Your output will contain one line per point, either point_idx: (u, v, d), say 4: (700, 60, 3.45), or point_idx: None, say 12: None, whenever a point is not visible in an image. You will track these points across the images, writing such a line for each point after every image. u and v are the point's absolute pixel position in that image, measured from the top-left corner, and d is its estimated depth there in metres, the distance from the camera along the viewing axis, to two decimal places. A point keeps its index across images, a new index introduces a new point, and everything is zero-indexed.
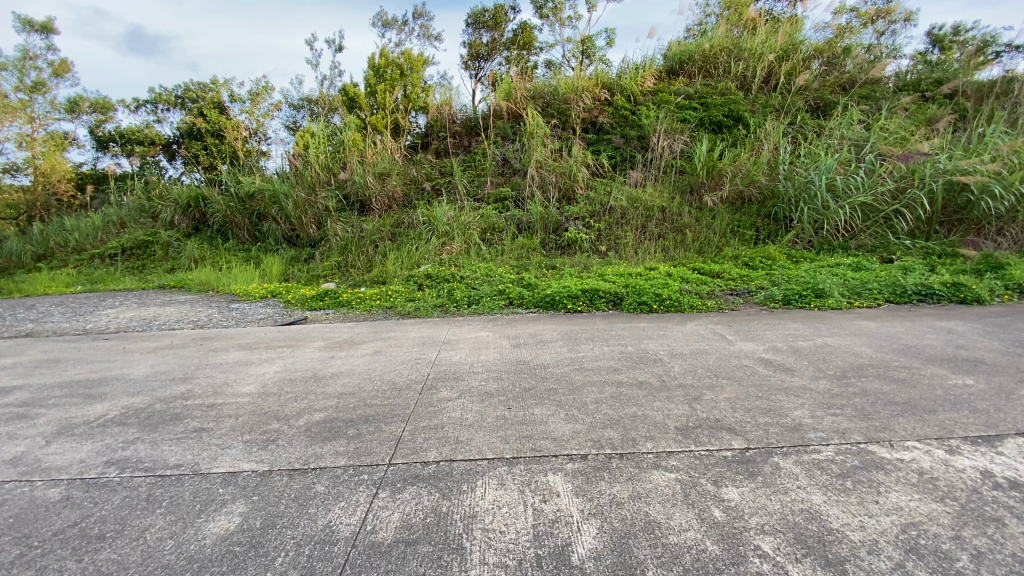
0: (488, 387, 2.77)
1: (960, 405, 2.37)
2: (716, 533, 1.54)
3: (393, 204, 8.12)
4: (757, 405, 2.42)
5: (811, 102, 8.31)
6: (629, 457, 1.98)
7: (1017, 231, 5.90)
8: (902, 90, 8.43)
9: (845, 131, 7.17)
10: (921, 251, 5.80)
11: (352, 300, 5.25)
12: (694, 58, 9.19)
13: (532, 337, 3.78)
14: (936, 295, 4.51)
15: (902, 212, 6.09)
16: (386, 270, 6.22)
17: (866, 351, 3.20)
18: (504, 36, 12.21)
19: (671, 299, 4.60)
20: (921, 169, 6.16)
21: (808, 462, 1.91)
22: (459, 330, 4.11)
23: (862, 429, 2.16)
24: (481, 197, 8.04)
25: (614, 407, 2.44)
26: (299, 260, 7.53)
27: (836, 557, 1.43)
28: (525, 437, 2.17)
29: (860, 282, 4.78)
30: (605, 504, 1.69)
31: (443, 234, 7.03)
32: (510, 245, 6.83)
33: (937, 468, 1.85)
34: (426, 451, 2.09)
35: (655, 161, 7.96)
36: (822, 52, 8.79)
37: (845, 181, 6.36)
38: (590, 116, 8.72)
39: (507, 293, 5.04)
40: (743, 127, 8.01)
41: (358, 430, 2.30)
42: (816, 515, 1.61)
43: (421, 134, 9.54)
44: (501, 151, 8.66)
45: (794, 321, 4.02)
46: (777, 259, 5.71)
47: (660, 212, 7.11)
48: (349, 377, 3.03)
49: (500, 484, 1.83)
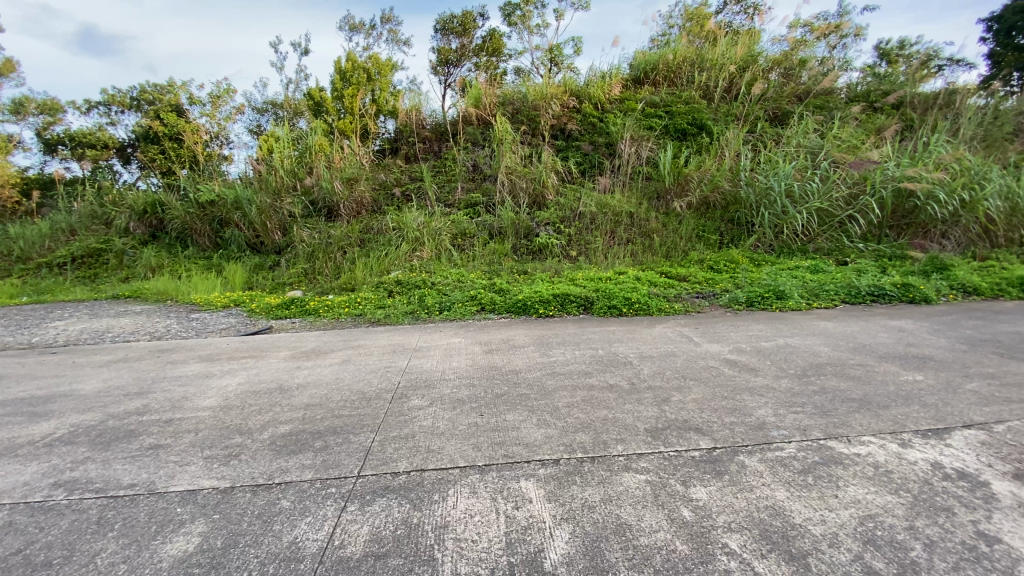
0: (459, 394, 2.74)
1: (911, 400, 2.48)
2: (685, 532, 1.56)
3: (362, 209, 7.98)
4: (723, 405, 2.48)
5: (770, 112, 8.63)
6: (600, 460, 2.00)
7: (960, 235, 6.23)
8: (852, 101, 8.87)
9: (801, 139, 7.46)
10: (873, 253, 6.10)
11: (320, 308, 5.12)
12: (658, 67, 9.47)
13: (504, 342, 3.78)
14: (887, 296, 4.75)
15: (855, 217, 6.38)
16: (354, 277, 6.09)
17: (824, 349, 3.33)
18: (473, 43, 12.28)
19: (639, 303, 4.69)
20: (871, 176, 6.49)
21: (772, 459, 1.97)
22: (431, 337, 4.05)
23: (821, 425, 2.24)
24: (452, 203, 8.00)
25: (586, 411, 2.46)
26: (263, 268, 7.26)
27: (799, 551, 1.47)
28: (497, 444, 2.16)
29: (818, 284, 4.98)
30: (576, 509, 1.69)
31: (413, 240, 6.96)
32: (481, 250, 6.83)
33: (891, 461, 1.93)
34: (396, 461, 2.05)
35: (622, 167, 8.08)
36: (779, 63, 9.14)
37: (802, 187, 6.63)
38: (558, 123, 8.81)
39: (479, 298, 5.03)
40: (706, 135, 8.26)
41: (325, 443, 2.24)
42: (779, 510, 1.65)
43: (389, 139, 9.53)
44: (471, 157, 8.66)
45: (757, 322, 4.15)
46: (740, 262, 5.89)
47: (628, 217, 7.23)
48: (316, 388, 2.94)
49: (473, 493, 1.81)
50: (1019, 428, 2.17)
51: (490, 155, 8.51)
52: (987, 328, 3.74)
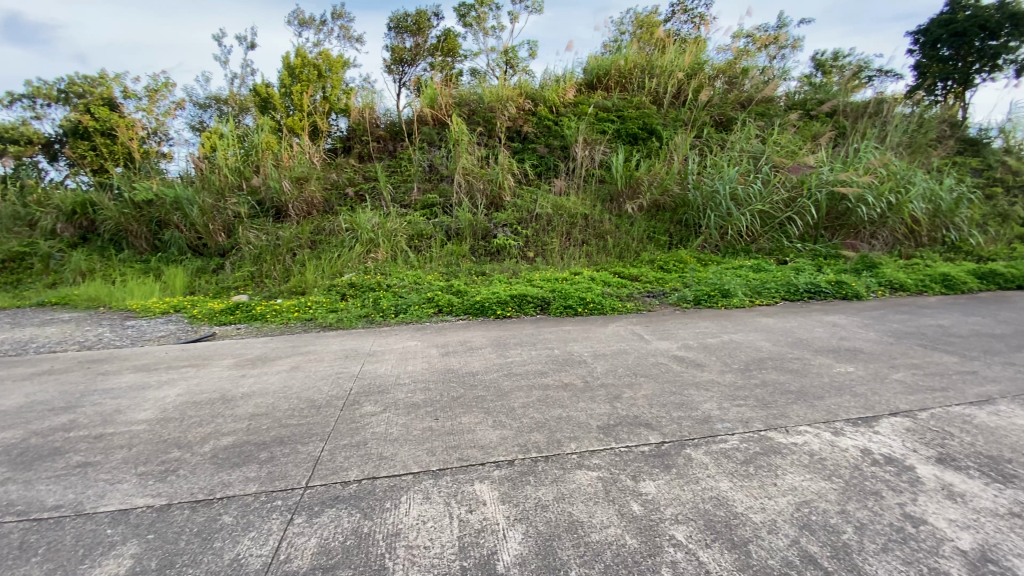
0: (414, 398, 2.70)
1: (844, 391, 2.65)
2: (635, 526, 1.60)
3: (312, 209, 7.73)
4: (672, 400, 2.56)
5: (715, 118, 9.00)
6: (554, 459, 2.01)
7: (887, 235, 6.70)
8: (790, 109, 9.38)
9: (744, 145, 7.83)
10: (809, 253, 6.48)
11: (267, 313, 4.91)
12: (610, 72, 9.69)
13: (461, 344, 3.76)
14: (823, 293, 5.06)
15: (794, 219, 6.74)
16: (305, 280, 5.89)
17: (765, 345, 3.51)
18: (428, 42, 12.16)
19: (594, 302, 4.78)
20: (808, 179, 6.86)
21: (716, 451, 2.05)
22: (386, 341, 3.97)
23: (762, 417, 2.35)
24: (408, 203, 7.87)
25: (541, 410, 2.48)
26: (207, 271, 6.89)
27: (740, 539, 1.54)
28: (451, 448, 2.14)
29: (760, 282, 5.23)
30: (530, 508, 1.70)
31: (367, 241, 6.80)
32: (438, 251, 6.76)
33: (824, 449, 2.06)
34: (347, 470, 1.99)
35: (577, 170, 8.20)
36: (724, 72, 9.54)
37: (745, 190, 6.93)
38: (514, 125, 8.84)
39: (436, 300, 4.97)
40: (656, 139, 8.52)
41: (271, 453, 2.15)
42: (723, 500, 1.72)
43: (341, 138, 9.31)
44: (427, 157, 8.55)
45: (704, 319, 4.32)
46: (688, 262, 6.12)
47: (583, 218, 7.35)
48: (262, 397, 2.82)
49: (426, 498, 1.78)
50: (937, 414, 2.36)
51: (446, 155, 8.43)
52: (909, 322, 4.05)
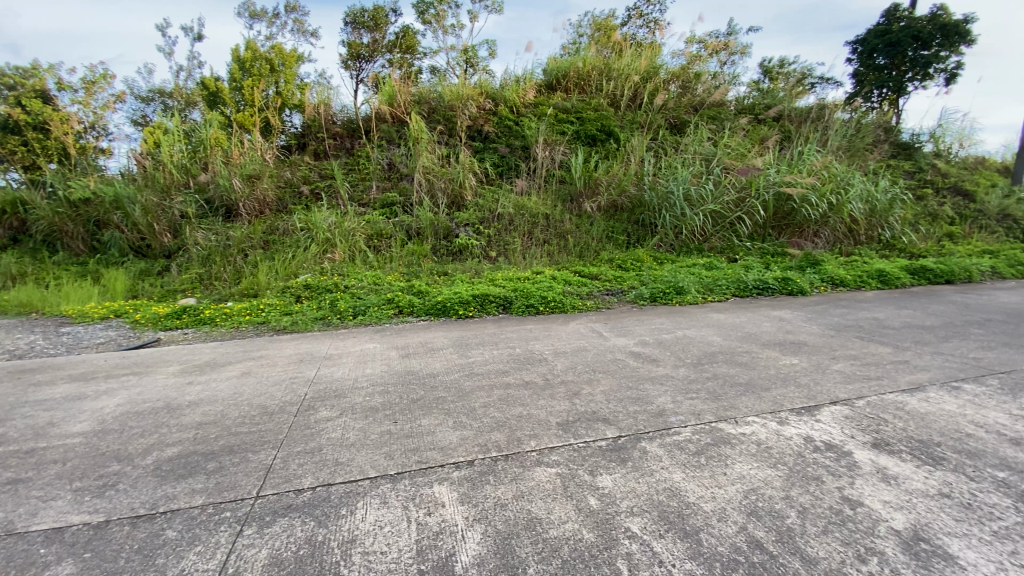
0: (372, 402, 2.65)
1: (789, 382, 2.79)
2: (591, 521, 1.63)
3: (265, 208, 7.45)
4: (628, 395, 2.63)
5: (670, 121, 9.28)
6: (513, 457, 2.03)
7: (829, 234, 7.09)
8: (740, 113, 9.78)
9: (697, 147, 8.10)
10: (758, 251, 6.78)
11: (217, 316, 4.70)
12: (569, 74, 9.81)
13: (421, 345, 3.72)
14: (770, 289, 5.30)
15: (743, 218, 7.03)
16: (257, 282, 5.68)
17: (717, 339, 3.64)
18: (386, 39, 11.95)
19: (555, 301, 4.84)
20: (756, 181, 7.15)
21: (670, 443, 2.11)
22: (343, 344, 3.87)
23: (713, 409, 2.44)
24: (366, 202, 7.71)
25: (501, 409, 2.49)
26: (151, 274, 6.53)
27: (692, 528, 1.59)
28: (410, 451, 2.11)
29: (712, 279, 5.43)
30: (488, 508, 1.70)
31: (323, 241, 6.62)
32: (398, 251, 6.65)
33: (770, 438, 2.16)
34: (301, 477, 1.94)
35: (538, 170, 8.26)
36: (678, 76, 9.82)
37: (698, 191, 7.16)
38: (475, 125, 8.82)
39: (396, 301, 4.88)
40: (614, 141, 8.71)
41: (220, 463, 2.06)
42: (676, 491, 1.78)
43: (296, 134, 9.03)
44: (386, 155, 8.40)
45: (660, 316, 4.45)
46: (645, 261, 6.28)
47: (545, 218, 7.41)
48: (211, 404, 2.69)
49: (383, 503, 1.75)
50: (873, 402, 2.52)
51: (406, 154, 8.31)
52: (848, 315, 4.31)
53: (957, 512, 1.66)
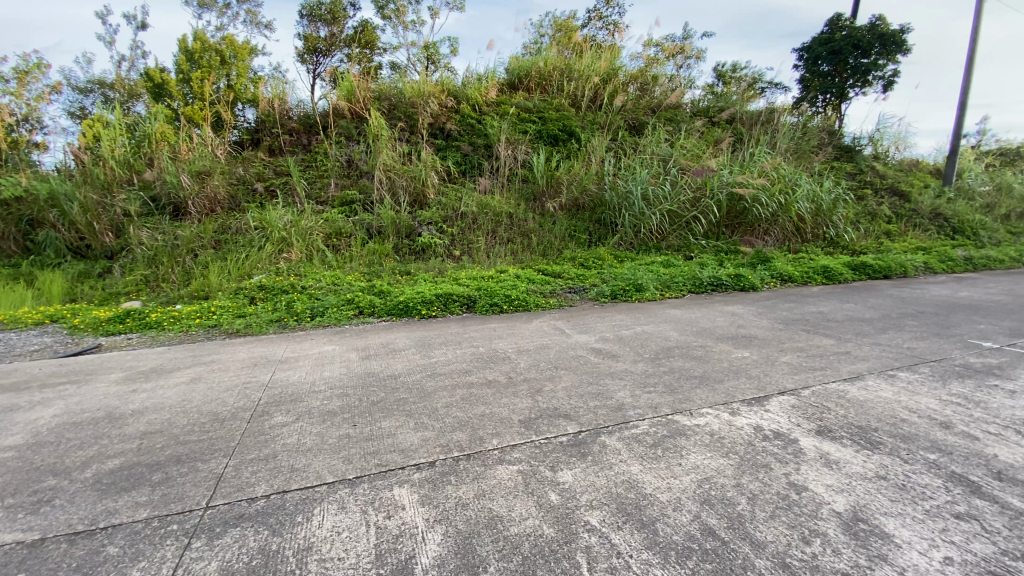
0: (330, 406, 2.58)
1: (740, 374, 2.91)
2: (552, 516, 1.65)
3: (216, 206, 7.15)
4: (589, 391, 2.67)
5: (629, 122, 9.48)
6: (475, 456, 2.02)
7: (778, 232, 7.42)
8: (696, 115, 10.09)
9: (654, 148, 8.31)
10: (714, 249, 7.02)
11: (164, 320, 4.47)
12: (530, 74, 9.86)
13: (382, 346, 3.65)
14: (724, 285, 5.51)
15: (699, 217, 7.25)
16: (208, 283, 5.43)
17: (674, 334, 3.76)
18: (344, 33, 11.66)
19: (519, 300, 4.86)
20: (711, 181, 7.39)
21: (628, 437, 2.16)
22: (300, 346, 3.75)
23: (670, 402, 2.51)
24: (324, 200, 7.51)
25: (463, 409, 2.48)
26: (91, 276, 6.14)
27: (649, 518, 1.63)
28: (370, 454, 2.07)
29: (670, 276, 5.58)
30: (450, 508, 1.69)
31: (278, 240, 6.41)
32: (358, 250, 6.51)
33: (723, 428, 2.24)
34: (255, 485, 1.87)
35: (500, 169, 8.26)
36: (636, 78, 10.03)
37: (656, 191, 7.34)
38: (436, 122, 8.72)
39: (355, 301, 4.78)
40: (575, 141, 8.81)
41: (167, 474, 1.97)
42: (634, 483, 1.82)
43: (249, 130, 8.69)
44: (345, 152, 8.19)
45: (620, 313, 4.54)
46: (606, 259, 6.39)
47: (508, 217, 7.42)
48: (157, 413, 2.56)
49: (341, 508, 1.72)
50: (818, 391, 2.66)
51: (366, 151, 8.14)
52: (796, 310, 4.52)
53: (891, 492, 1.78)
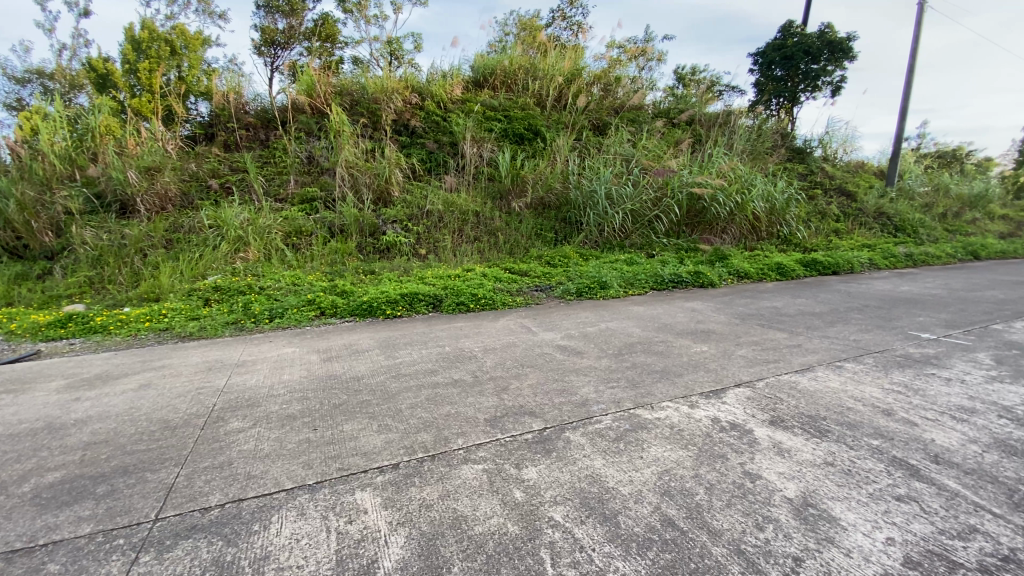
0: (290, 410, 2.51)
1: (699, 367, 3.00)
2: (516, 513, 1.66)
3: (167, 204, 6.81)
4: (554, 387, 2.70)
5: (593, 122, 9.62)
6: (440, 456, 2.01)
7: (735, 231, 7.69)
8: (657, 116, 10.33)
9: (618, 148, 8.45)
10: (675, 247, 7.20)
11: (111, 324, 4.23)
12: (495, 72, 9.85)
13: (345, 348, 3.57)
14: (684, 282, 5.67)
15: (661, 216, 7.42)
16: (159, 284, 5.18)
17: (637, 330, 3.84)
18: (303, 26, 11.33)
19: (485, 298, 4.85)
20: (672, 181, 7.59)
21: (592, 432, 2.19)
22: (258, 349, 3.63)
23: (632, 396, 2.57)
24: (284, 197, 7.29)
25: (428, 409, 2.46)
26: (29, 278, 5.70)
27: (611, 512, 1.66)
28: (331, 458, 2.03)
29: (633, 274, 5.70)
30: (413, 510, 1.67)
31: (234, 239, 6.18)
32: (320, 249, 6.35)
33: (683, 420, 2.31)
34: (209, 494, 1.80)
35: (466, 167, 8.22)
36: (599, 79, 10.16)
37: (619, 191, 7.48)
38: (400, 119, 8.59)
39: (316, 302, 4.65)
40: (541, 140, 8.86)
41: (113, 486, 1.86)
42: (597, 477, 1.85)
43: (202, 124, 8.34)
44: (305, 148, 7.97)
45: (585, 310, 4.60)
46: (572, 257, 6.46)
47: (474, 215, 7.40)
48: (102, 422, 2.43)
49: (300, 515, 1.67)
50: (771, 382, 2.78)
51: (327, 147, 7.94)
52: (752, 305, 4.70)
53: (839, 477, 1.88)
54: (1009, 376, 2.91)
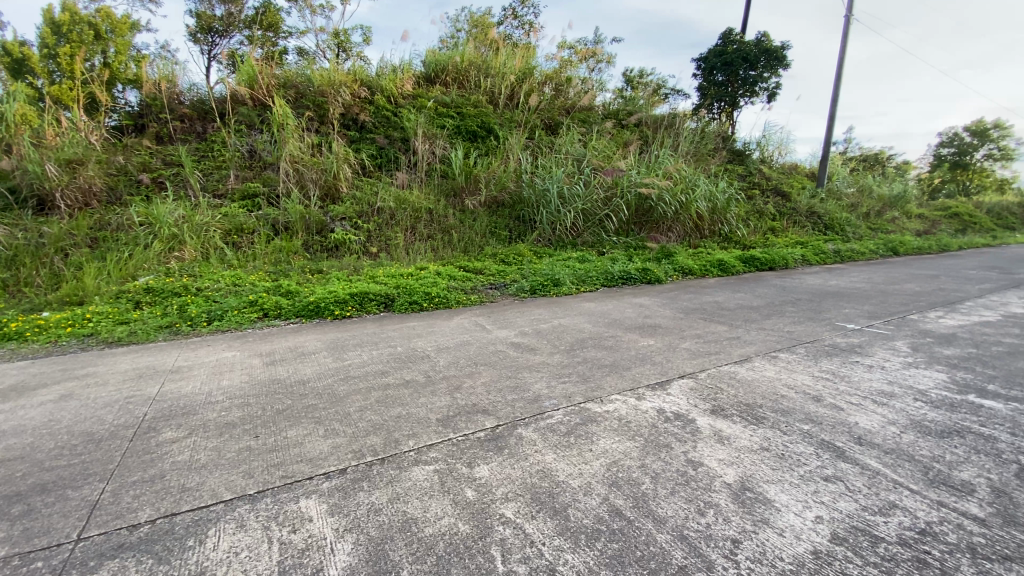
0: (230, 417, 2.39)
1: (646, 360, 3.10)
2: (467, 512, 1.65)
3: (91, 199, 6.29)
4: (507, 384, 2.71)
5: (545, 122, 9.72)
6: (390, 459, 1.97)
7: (680, 229, 8.00)
8: (607, 117, 10.56)
9: (569, 148, 8.58)
10: (624, 245, 7.40)
11: (27, 330, 3.87)
12: (447, 68, 9.75)
13: (291, 351, 3.44)
14: (633, 278, 5.84)
15: (611, 215, 7.59)
16: (83, 286, 4.78)
17: (588, 326, 3.92)
18: (243, 13, 10.78)
19: (439, 297, 4.81)
20: (621, 181, 7.78)
21: (543, 427, 2.22)
22: (196, 354, 3.43)
23: (583, 391, 2.62)
24: (223, 192, 6.91)
25: (379, 411, 2.41)
26: None
27: (561, 505, 1.69)
28: (274, 466, 1.95)
29: (584, 271, 5.81)
30: (361, 515, 1.64)
31: (168, 238, 5.82)
32: (262, 248, 6.07)
33: (630, 412, 2.38)
34: (139, 509, 1.69)
35: (418, 163, 8.09)
36: (551, 78, 10.26)
37: (570, 190, 7.60)
38: (349, 113, 8.33)
39: (259, 303, 4.45)
40: (494, 138, 8.86)
41: (28, 506, 1.71)
42: (547, 472, 1.88)
43: (132, 114, 7.80)
44: (246, 141, 7.59)
45: (539, 307, 4.65)
46: (525, 255, 6.51)
47: (427, 213, 7.30)
48: (15, 437, 2.22)
49: (240, 527, 1.60)
50: (713, 373, 2.91)
51: (271, 141, 7.60)
52: (697, 300, 4.90)
53: (773, 461, 1.99)
54: (922, 362, 3.19)
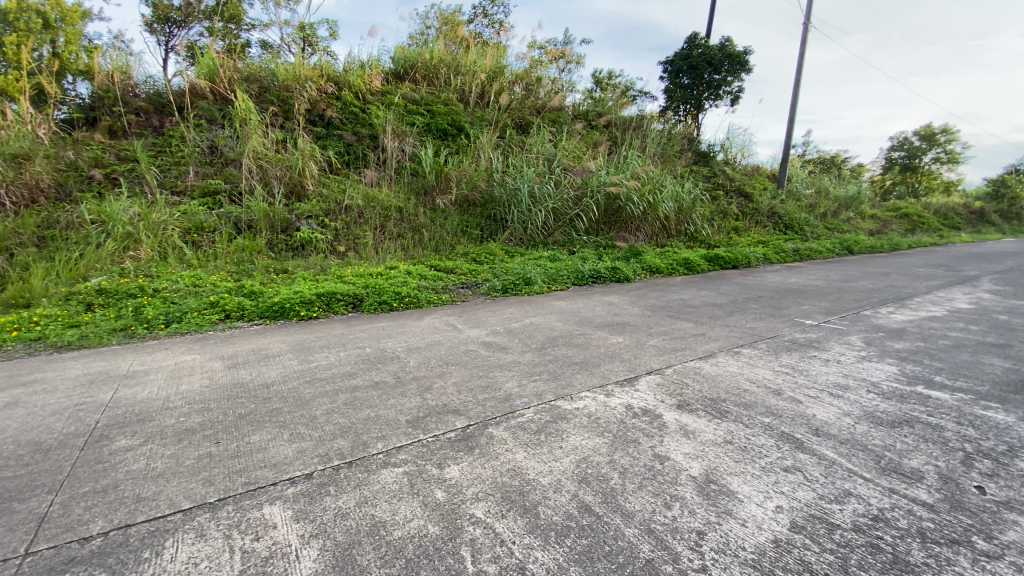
0: (189, 423, 2.30)
1: (615, 358, 3.15)
2: (437, 514, 1.64)
3: (38, 195, 5.94)
4: (477, 384, 2.71)
5: (515, 121, 9.73)
6: (358, 463, 1.94)
7: (648, 228, 8.14)
8: (577, 117, 10.67)
9: (540, 148, 8.63)
10: (595, 244, 7.49)
11: None
12: (416, 66, 9.64)
13: (254, 353, 3.34)
14: (603, 277, 5.91)
15: (581, 215, 7.67)
16: (28, 288, 4.51)
17: (559, 324, 3.95)
18: (203, 4, 10.39)
19: (409, 296, 4.76)
20: (590, 181, 7.88)
21: (514, 426, 2.23)
22: (152, 358, 3.29)
23: (553, 389, 2.64)
24: (181, 189, 6.64)
25: (346, 414, 2.36)
26: None
27: (531, 504, 1.70)
28: (236, 472, 1.89)
29: (555, 270, 5.86)
30: (328, 520, 1.60)
31: (122, 237, 5.55)
32: (224, 247, 5.87)
33: (599, 409, 2.41)
34: (92, 521, 1.61)
35: (388, 161, 7.97)
36: (521, 78, 10.29)
37: (541, 189, 7.64)
38: (315, 108, 8.14)
39: (221, 304, 4.30)
40: (464, 137, 8.82)
41: None
42: (518, 470, 1.89)
43: (82, 107, 7.41)
44: (206, 136, 7.33)
45: (510, 306, 4.66)
46: (497, 254, 6.51)
47: (397, 211, 7.20)
48: None
49: (199, 537, 1.54)
50: (679, 369, 2.98)
51: (233, 137, 7.36)
52: (664, 298, 5.01)
53: (736, 454, 2.06)
54: (875, 356, 3.35)
